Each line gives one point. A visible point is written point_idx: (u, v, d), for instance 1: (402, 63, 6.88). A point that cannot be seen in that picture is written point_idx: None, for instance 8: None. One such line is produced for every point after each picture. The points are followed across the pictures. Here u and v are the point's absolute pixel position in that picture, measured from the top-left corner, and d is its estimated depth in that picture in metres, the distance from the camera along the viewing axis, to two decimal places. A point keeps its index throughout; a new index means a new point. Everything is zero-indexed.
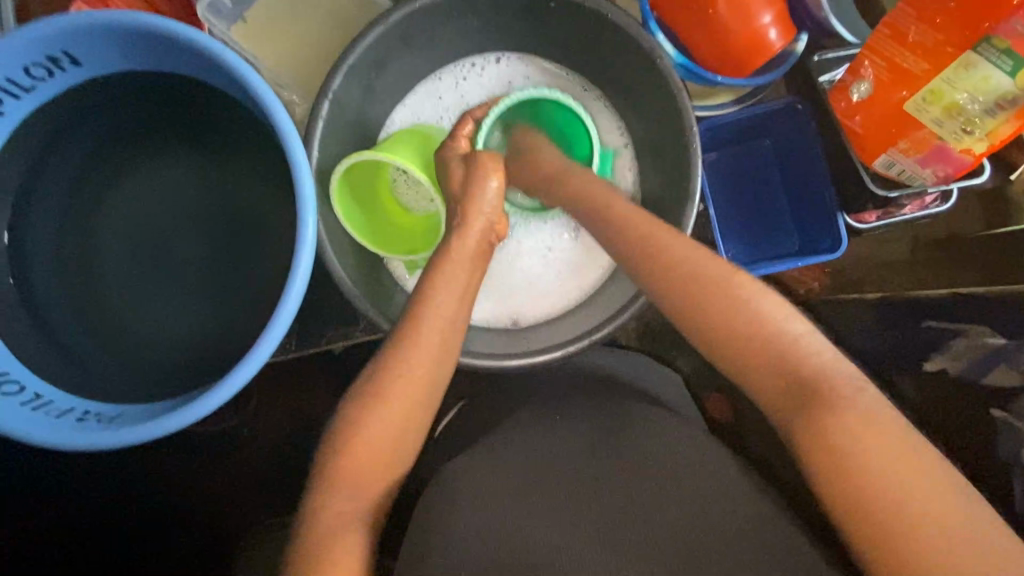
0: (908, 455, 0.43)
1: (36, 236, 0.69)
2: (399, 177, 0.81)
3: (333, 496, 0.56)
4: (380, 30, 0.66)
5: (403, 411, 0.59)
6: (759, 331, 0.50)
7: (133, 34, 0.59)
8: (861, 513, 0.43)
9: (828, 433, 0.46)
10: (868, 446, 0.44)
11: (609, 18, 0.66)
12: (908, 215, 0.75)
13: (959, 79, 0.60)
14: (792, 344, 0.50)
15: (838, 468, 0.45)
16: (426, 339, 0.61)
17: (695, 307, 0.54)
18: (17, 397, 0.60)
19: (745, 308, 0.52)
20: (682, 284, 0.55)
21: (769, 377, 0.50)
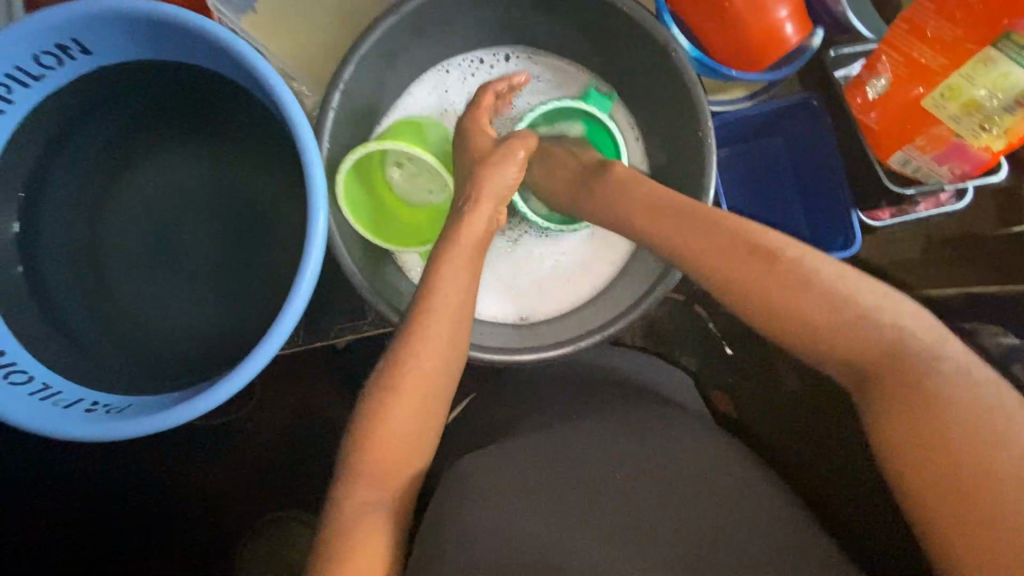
0: (988, 422, 0.44)
1: (46, 226, 0.68)
2: (394, 167, 0.79)
3: (355, 489, 0.55)
4: (393, 21, 0.66)
5: (418, 405, 0.59)
6: (838, 307, 0.53)
7: (145, 22, 0.58)
8: (932, 481, 0.44)
9: (903, 402, 0.47)
10: (944, 414, 0.45)
11: (623, 11, 0.66)
12: (922, 213, 0.74)
13: (977, 75, 0.59)
14: (873, 321, 0.52)
15: (908, 433, 0.46)
16: (434, 332, 0.61)
17: (766, 283, 0.55)
18: (26, 387, 0.60)
19: (832, 285, 0.54)
20: (734, 270, 0.57)
21: (848, 350, 0.52)
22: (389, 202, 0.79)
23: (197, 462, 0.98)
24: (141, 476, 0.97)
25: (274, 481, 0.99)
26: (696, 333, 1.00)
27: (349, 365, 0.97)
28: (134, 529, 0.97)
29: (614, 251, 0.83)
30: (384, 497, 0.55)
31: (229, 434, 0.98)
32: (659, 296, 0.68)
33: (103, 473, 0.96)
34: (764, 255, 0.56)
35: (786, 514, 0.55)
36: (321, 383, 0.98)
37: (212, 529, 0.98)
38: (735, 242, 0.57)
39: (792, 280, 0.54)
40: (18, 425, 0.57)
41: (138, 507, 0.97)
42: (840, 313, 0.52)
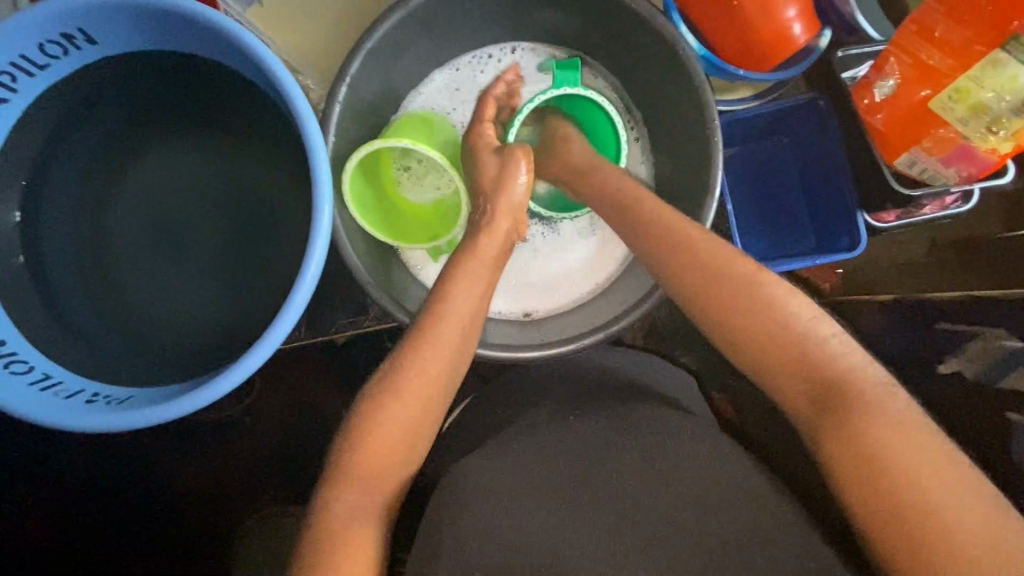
0: (921, 451, 0.45)
1: (48, 215, 0.68)
2: (405, 172, 0.79)
3: (346, 489, 0.55)
4: (400, 15, 0.65)
5: (419, 406, 0.58)
6: (784, 331, 0.52)
7: (153, 12, 0.58)
8: (875, 509, 0.44)
9: (847, 431, 0.47)
10: (883, 443, 0.46)
11: (633, 9, 0.65)
12: (928, 215, 0.75)
13: (987, 77, 0.59)
14: (815, 345, 0.51)
15: (852, 463, 0.46)
16: (445, 336, 0.61)
17: (720, 305, 0.55)
18: (27, 376, 0.60)
19: (779, 307, 0.53)
20: (701, 284, 0.56)
21: (792, 375, 0.51)
22: (405, 207, 0.79)
23: (194, 456, 0.98)
24: (138, 468, 0.97)
25: (271, 476, 0.99)
26: (697, 333, 1.00)
27: (349, 360, 0.97)
28: (130, 521, 0.97)
29: (617, 249, 0.82)
30: (381, 494, 0.56)
31: (226, 428, 0.98)
32: (660, 297, 0.68)
33: (101, 465, 0.96)
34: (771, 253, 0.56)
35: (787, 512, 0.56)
36: (319, 377, 0.98)
37: (207, 524, 0.98)
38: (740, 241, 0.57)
39: (765, 295, 0.54)
40: (18, 414, 0.57)
41: (135, 499, 0.97)
42: (799, 330, 0.52)
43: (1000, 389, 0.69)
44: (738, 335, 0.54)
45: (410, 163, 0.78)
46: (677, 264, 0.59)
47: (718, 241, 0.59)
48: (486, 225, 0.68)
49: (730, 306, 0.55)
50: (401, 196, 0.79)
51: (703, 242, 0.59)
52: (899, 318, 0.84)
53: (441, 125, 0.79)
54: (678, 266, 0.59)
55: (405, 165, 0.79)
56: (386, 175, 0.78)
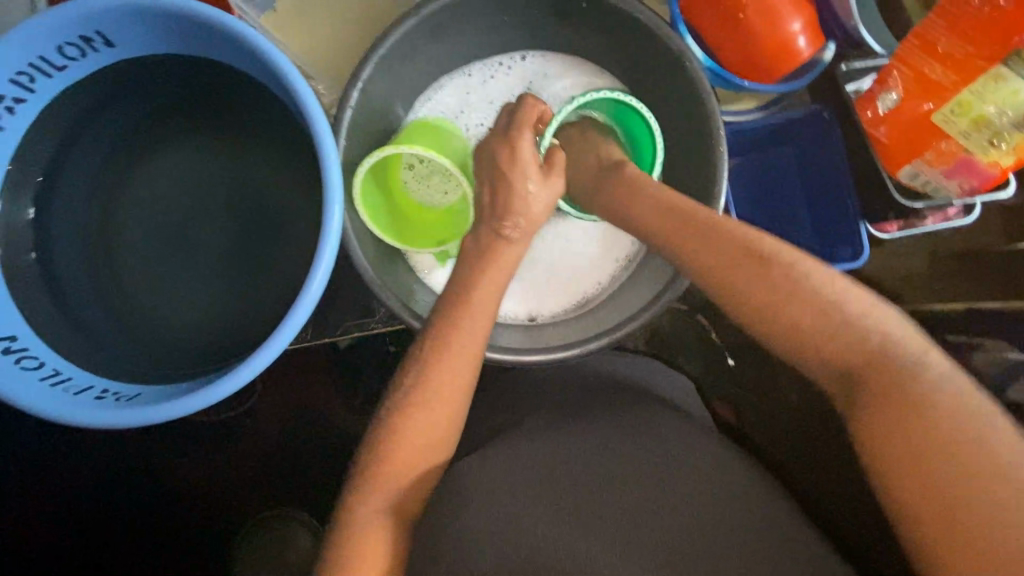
0: (961, 423, 0.47)
1: (60, 213, 0.69)
2: (410, 174, 0.80)
3: (371, 495, 0.56)
4: (412, 22, 0.66)
5: (446, 412, 0.60)
6: (820, 313, 0.55)
7: (170, 17, 0.60)
8: (915, 486, 0.47)
9: (880, 407, 0.50)
10: (919, 415, 0.48)
11: (639, 20, 0.66)
12: (929, 226, 0.75)
13: (988, 92, 0.60)
14: (852, 326, 0.54)
15: (885, 436, 0.49)
16: (469, 341, 0.63)
17: (753, 287, 0.58)
18: (36, 372, 0.60)
19: (814, 290, 0.55)
20: (729, 273, 0.59)
21: (831, 354, 0.54)
22: (411, 209, 0.81)
23: (197, 455, 0.98)
24: (142, 466, 0.97)
25: (272, 479, 0.99)
26: (701, 343, 1.00)
27: (355, 362, 0.97)
28: (132, 520, 0.97)
29: (622, 254, 0.83)
30: (390, 493, 0.57)
31: (230, 428, 0.99)
32: (665, 304, 0.69)
33: (105, 463, 0.96)
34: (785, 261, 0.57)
35: (790, 517, 0.56)
36: (324, 377, 0.98)
37: (210, 525, 0.98)
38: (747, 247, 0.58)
39: (796, 281, 0.56)
40: (27, 408, 0.58)
41: (138, 497, 0.97)
42: (830, 316, 0.54)
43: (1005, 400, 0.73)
44: (769, 318, 0.57)
45: (416, 166, 0.80)
46: (705, 247, 0.61)
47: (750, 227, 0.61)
48: (504, 237, 0.70)
49: None
50: (408, 199, 0.81)
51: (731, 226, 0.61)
52: None
53: (449, 129, 0.80)
54: (701, 257, 0.61)
55: (412, 166, 0.80)
56: (393, 177, 0.79)
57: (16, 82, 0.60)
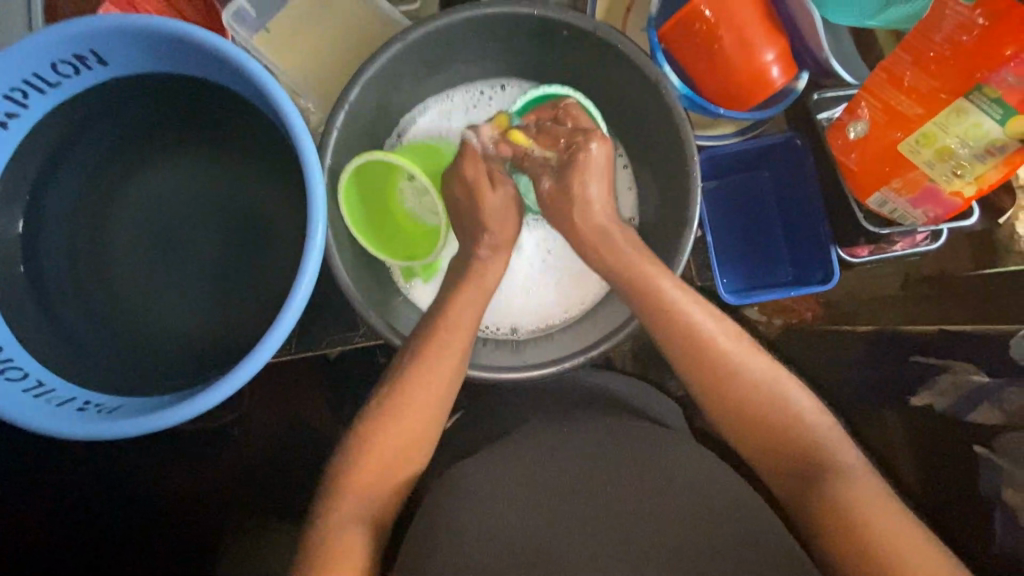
0: (903, 522, 0.53)
1: (50, 225, 0.70)
2: (404, 192, 0.80)
3: (340, 503, 0.60)
4: (399, 47, 0.68)
5: (418, 427, 0.65)
6: (766, 394, 0.62)
7: (161, 39, 0.61)
8: (855, 548, 0.53)
9: (830, 496, 0.56)
10: (863, 505, 0.54)
11: (618, 49, 0.69)
12: (899, 251, 0.78)
13: (951, 124, 0.62)
14: (803, 426, 0.61)
15: (835, 522, 0.55)
16: (441, 363, 0.66)
17: (724, 379, 0.63)
18: (20, 382, 0.62)
19: (777, 390, 0.63)
20: (705, 362, 0.64)
21: (777, 442, 0.61)
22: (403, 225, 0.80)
23: (179, 464, 0.98)
24: (126, 475, 0.98)
25: (255, 491, 0.99)
26: None
27: (341, 376, 0.98)
28: (112, 528, 0.97)
29: None
30: (364, 511, 0.60)
31: (213, 438, 0.99)
32: (633, 327, 0.71)
33: (88, 471, 0.97)
34: (735, 331, 0.66)
35: (769, 525, 0.57)
36: (308, 391, 0.99)
37: (191, 533, 0.99)
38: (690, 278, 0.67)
39: (762, 378, 0.63)
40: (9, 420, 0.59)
41: (120, 505, 0.98)
42: (768, 396, 0.62)
43: (967, 423, 0.74)
44: (734, 410, 0.63)
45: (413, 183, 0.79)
46: (685, 335, 0.65)
47: (729, 320, 0.67)
48: (478, 257, 0.73)
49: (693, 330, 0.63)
50: (404, 217, 0.80)
51: (708, 322, 0.66)
52: (875, 350, 0.86)
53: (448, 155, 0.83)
54: (686, 340, 0.65)
55: (409, 184, 0.79)
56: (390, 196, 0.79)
57: (8, 98, 0.61)
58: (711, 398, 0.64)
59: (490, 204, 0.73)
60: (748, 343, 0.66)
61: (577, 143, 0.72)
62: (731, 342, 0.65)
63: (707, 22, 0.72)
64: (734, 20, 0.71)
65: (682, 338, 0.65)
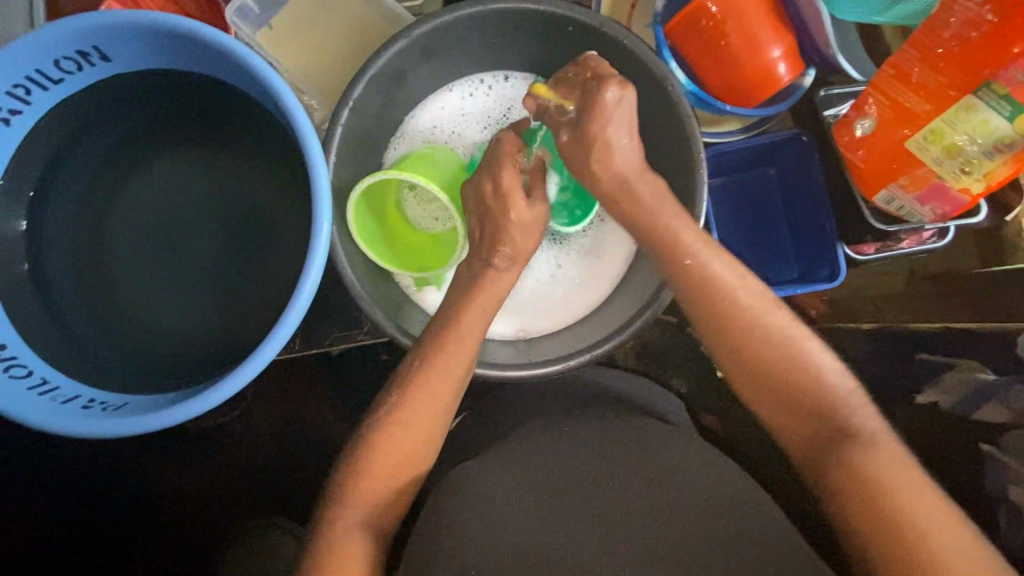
0: (923, 490, 0.52)
1: (53, 222, 0.70)
2: (409, 204, 0.82)
3: (343, 511, 0.60)
4: (403, 44, 0.68)
5: (423, 433, 0.65)
6: (789, 356, 0.61)
7: (165, 34, 0.61)
8: (874, 515, 0.52)
9: (847, 461, 0.55)
10: (882, 472, 0.53)
11: (624, 46, 0.69)
12: (905, 249, 0.78)
13: (959, 121, 0.61)
14: (826, 390, 0.60)
15: (850, 486, 0.54)
16: (447, 370, 0.66)
17: (742, 339, 0.62)
18: (25, 380, 0.61)
19: (798, 352, 0.61)
20: (726, 322, 0.63)
21: (798, 405, 0.60)
22: (410, 237, 0.82)
23: (183, 460, 0.98)
24: (129, 472, 0.98)
25: (258, 487, 1.00)
26: (689, 358, 1.02)
27: (344, 373, 0.98)
28: (116, 525, 0.97)
29: (609, 268, 0.84)
30: (366, 517, 0.60)
31: (216, 434, 0.99)
32: (639, 326, 0.71)
33: (91, 468, 0.97)
34: (758, 291, 0.64)
35: (777, 522, 0.57)
36: (311, 387, 0.99)
37: (196, 528, 0.99)
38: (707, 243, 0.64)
39: (783, 340, 0.61)
40: (15, 418, 0.59)
41: (123, 502, 0.98)
42: (791, 357, 0.61)
43: (973, 421, 0.74)
44: (752, 370, 0.62)
45: (414, 191, 0.81)
46: (702, 294, 0.64)
47: (751, 278, 0.65)
48: (492, 267, 0.71)
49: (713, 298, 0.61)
50: (410, 229, 0.82)
51: (731, 281, 0.64)
52: (880, 348, 0.86)
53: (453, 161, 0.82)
54: (703, 298, 0.64)
55: (411, 193, 0.82)
56: (395, 209, 0.82)
57: (11, 94, 0.61)
58: (730, 358, 0.63)
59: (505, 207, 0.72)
60: (772, 302, 0.64)
61: (592, 91, 0.66)
62: (754, 303, 0.63)
63: (714, 18, 0.71)
64: (741, 17, 0.71)
65: (701, 303, 0.64)
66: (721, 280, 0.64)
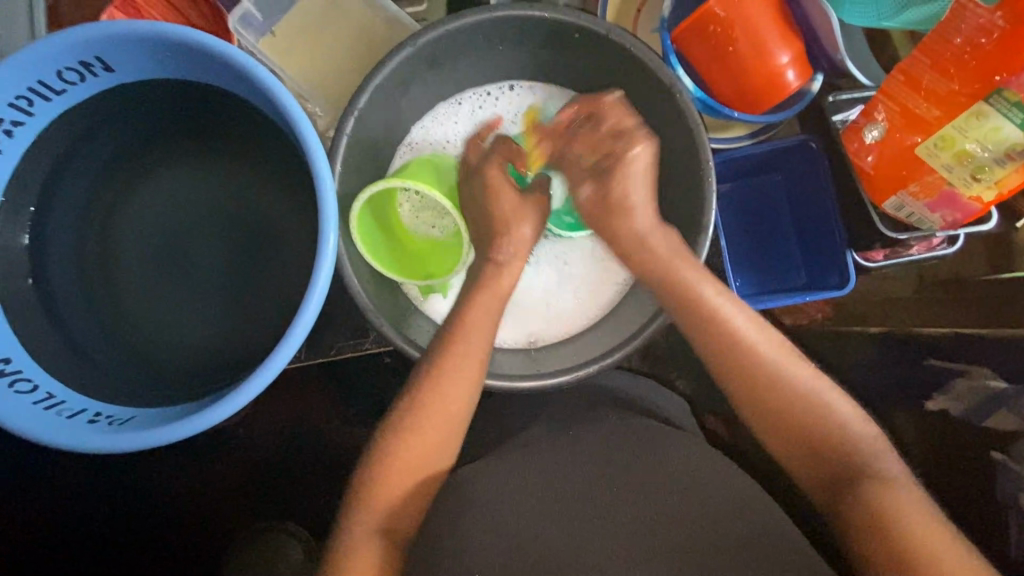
0: (939, 526, 0.53)
1: (57, 234, 0.69)
2: (406, 212, 0.81)
3: (359, 517, 0.61)
4: (408, 52, 0.67)
5: (434, 440, 0.64)
6: (802, 399, 0.62)
7: (169, 45, 0.60)
8: (891, 549, 0.52)
9: (863, 497, 0.56)
10: (897, 506, 0.54)
11: (631, 53, 0.68)
12: (914, 255, 0.78)
13: (969, 128, 0.61)
14: (840, 430, 0.60)
15: (869, 523, 0.55)
16: (459, 377, 0.66)
17: (758, 383, 0.63)
18: (30, 396, 0.61)
19: (819, 398, 0.62)
20: (740, 364, 0.63)
21: (811, 444, 0.61)
22: (412, 246, 0.81)
23: (188, 469, 0.98)
24: (134, 481, 0.97)
25: (265, 493, 0.99)
26: (693, 360, 1.01)
27: (349, 379, 0.97)
28: (122, 534, 0.97)
29: (617, 272, 0.83)
30: (382, 525, 0.61)
31: (220, 441, 0.98)
32: (648, 335, 0.70)
33: (96, 476, 0.96)
34: (768, 334, 0.65)
35: (790, 533, 0.57)
36: (316, 396, 0.98)
37: (204, 537, 0.98)
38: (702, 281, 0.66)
39: (803, 388, 0.62)
40: (20, 433, 0.58)
41: (128, 511, 0.97)
42: (804, 396, 0.62)
43: (983, 428, 0.73)
44: (768, 414, 0.62)
45: (410, 200, 0.80)
46: (719, 340, 0.64)
47: (765, 323, 0.66)
48: (493, 262, 0.72)
49: (714, 336, 0.65)
50: (412, 237, 0.81)
51: (744, 323, 0.65)
52: (886, 351, 0.86)
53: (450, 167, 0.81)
54: (718, 344, 0.64)
55: (407, 202, 0.81)
56: (395, 221, 0.80)
57: (14, 106, 0.60)
58: (745, 400, 0.64)
59: (504, 210, 0.74)
60: (784, 344, 0.65)
61: (619, 150, 0.70)
62: (762, 343, 0.64)
63: (721, 23, 0.71)
64: (749, 22, 0.70)
65: (706, 343, 0.65)
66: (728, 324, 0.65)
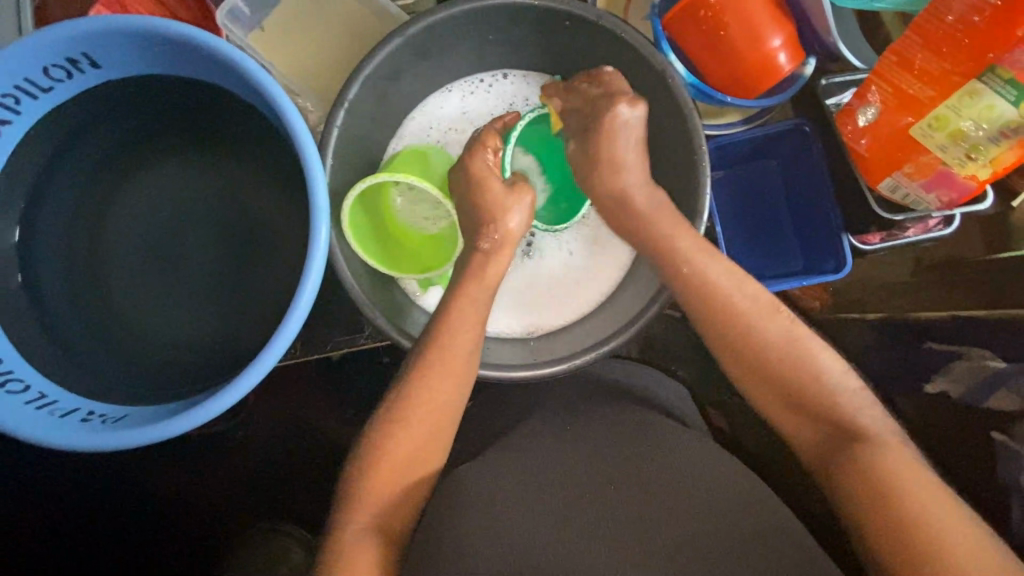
0: (934, 486, 0.52)
1: (47, 233, 0.69)
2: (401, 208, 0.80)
3: (353, 515, 0.60)
4: (398, 42, 0.67)
5: (425, 434, 0.64)
6: (791, 361, 0.61)
7: (155, 39, 0.60)
8: (886, 511, 0.51)
9: (857, 458, 0.55)
10: (891, 467, 0.53)
11: (623, 38, 0.68)
12: (911, 237, 0.77)
13: (963, 107, 0.61)
14: (832, 393, 0.59)
15: (863, 485, 0.53)
16: (450, 368, 0.65)
17: (747, 347, 0.62)
18: (22, 396, 0.60)
19: (795, 363, 0.61)
20: (724, 327, 0.63)
21: (804, 408, 0.60)
22: (410, 243, 0.80)
23: (183, 469, 0.97)
24: (129, 482, 0.97)
25: (261, 494, 0.98)
26: (692, 349, 1.01)
27: (344, 376, 0.97)
28: (119, 536, 0.96)
29: (612, 259, 0.83)
30: (378, 520, 0.60)
31: (214, 440, 0.98)
32: (643, 324, 0.70)
33: (91, 479, 0.95)
34: (752, 298, 0.64)
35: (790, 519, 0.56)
36: (313, 392, 0.98)
37: (202, 538, 0.98)
38: (675, 246, 0.65)
39: (780, 353, 0.61)
40: (13, 434, 0.57)
41: (125, 513, 0.97)
42: (787, 358, 0.61)
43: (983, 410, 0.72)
44: (763, 379, 0.61)
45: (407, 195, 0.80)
46: (706, 301, 0.64)
47: (748, 285, 0.65)
48: (480, 250, 0.71)
49: (696, 308, 0.64)
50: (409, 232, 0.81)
51: (722, 288, 0.64)
52: (886, 334, 0.86)
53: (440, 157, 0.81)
54: (706, 305, 0.64)
55: (404, 199, 0.80)
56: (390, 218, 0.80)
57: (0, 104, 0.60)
58: (726, 360, 0.63)
59: (490, 197, 0.72)
60: (769, 304, 0.63)
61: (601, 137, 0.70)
62: (745, 313, 0.63)
63: (712, 8, 0.71)
64: (739, 7, 0.70)
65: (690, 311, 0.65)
66: (715, 295, 0.64)
